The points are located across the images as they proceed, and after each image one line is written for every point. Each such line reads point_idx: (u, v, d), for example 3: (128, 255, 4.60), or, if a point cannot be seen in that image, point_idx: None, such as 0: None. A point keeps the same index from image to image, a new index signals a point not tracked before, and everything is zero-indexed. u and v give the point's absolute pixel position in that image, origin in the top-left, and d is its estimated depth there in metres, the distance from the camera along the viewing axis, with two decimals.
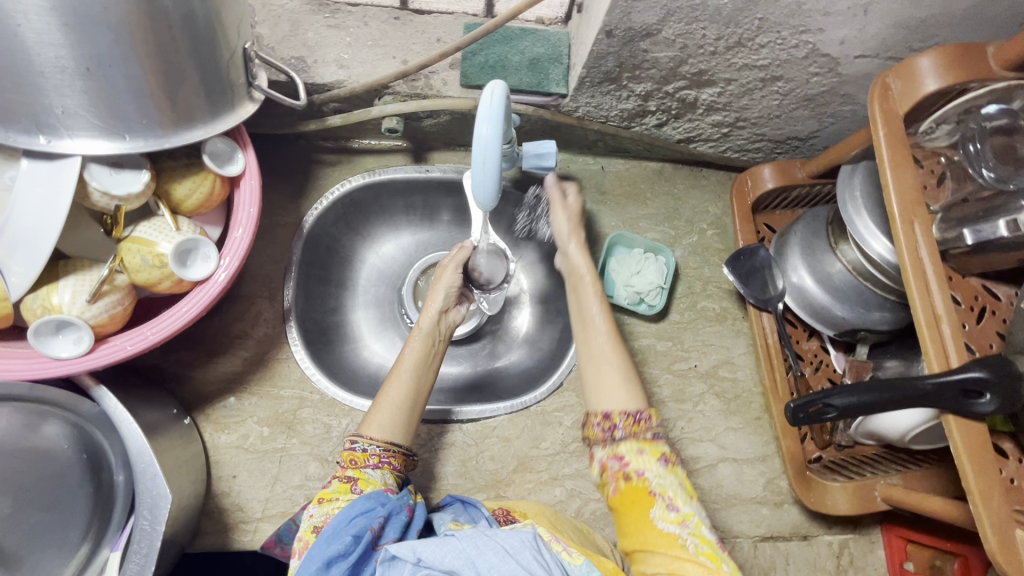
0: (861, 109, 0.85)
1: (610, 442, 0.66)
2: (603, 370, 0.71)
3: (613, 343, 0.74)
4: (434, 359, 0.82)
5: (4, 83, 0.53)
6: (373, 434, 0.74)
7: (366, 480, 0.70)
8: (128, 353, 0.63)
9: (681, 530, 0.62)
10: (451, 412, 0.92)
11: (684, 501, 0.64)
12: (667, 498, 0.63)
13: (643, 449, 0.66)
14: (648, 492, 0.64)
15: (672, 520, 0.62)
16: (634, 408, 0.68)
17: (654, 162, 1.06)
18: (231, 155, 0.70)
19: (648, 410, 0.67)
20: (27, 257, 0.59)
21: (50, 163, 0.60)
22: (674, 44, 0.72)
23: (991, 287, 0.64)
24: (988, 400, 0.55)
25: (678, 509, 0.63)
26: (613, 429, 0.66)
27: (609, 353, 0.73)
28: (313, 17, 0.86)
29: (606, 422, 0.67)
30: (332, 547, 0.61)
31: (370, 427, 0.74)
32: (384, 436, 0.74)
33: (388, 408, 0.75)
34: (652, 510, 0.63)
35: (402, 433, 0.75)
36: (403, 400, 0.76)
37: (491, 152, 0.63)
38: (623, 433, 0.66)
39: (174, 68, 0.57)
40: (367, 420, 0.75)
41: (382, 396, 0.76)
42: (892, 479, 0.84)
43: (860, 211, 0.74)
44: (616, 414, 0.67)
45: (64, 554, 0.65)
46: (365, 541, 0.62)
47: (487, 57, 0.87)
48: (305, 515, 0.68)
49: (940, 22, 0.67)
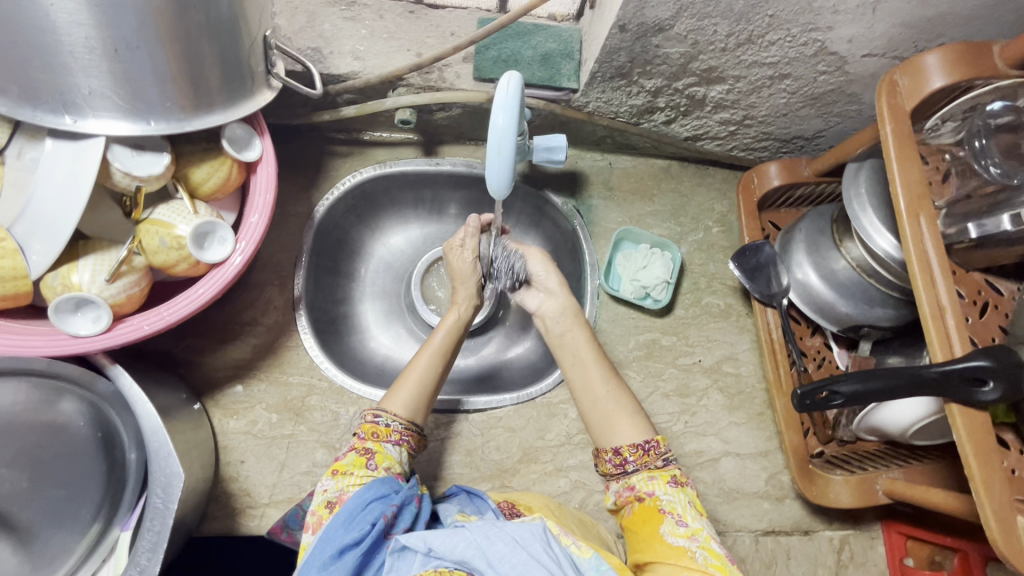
0: (866, 108, 0.87)
1: (622, 476, 0.75)
2: (610, 408, 0.79)
3: (607, 375, 0.81)
4: (459, 345, 0.85)
5: (33, 62, 0.54)
6: (396, 410, 0.76)
7: (384, 455, 0.72)
8: (145, 332, 0.65)
9: (689, 543, 0.67)
10: (460, 402, 0.93)
11: (692, 518, 0.70)
12: (677, 514, 0.70)
13: (653, 475, 0.74)
14: (658, 509, 0.71)
15: (682, 534, 0.68)
16: (641, 439, 0.76)
17: (661, 159, 1.07)
18: (248, 141, 0.72)
19: (656, 438, 0.76)
20: (50, 235, 0.60)
21: (75, 144, 0.61)
22: (685, 40, 0.74)
23: (994, 283, 0.65)
24: (991, 388, 0.55)
25: (687, 524, 0.69)
26: (624, 464, 0.75)
27: (613, 392, 0.80)
28: (330, 9, 0.87)
29: (617, 458, 0.75)
30: (349, 534, 0.62)
31: (394, 405, 0.76)
32: (407, 414, 0.76)
33: (413, 387, 0.77)
34: (662, 526, 0.69)
35: (421, 414, 0.78)
36: (429, 381, 0.78)
37: (506, 141, 0.64)
38: (634, 465, 0.75)
39: (197, 52, 0.59)
40: (392, 396, 0.76)
41: (408, 375, 0.78)
42: (893, 473, 0.84)
43: (866, 208, 0.75)
44: (625, 449, 0.75)
45: (77, 531, 0.65)
46: (379, 529, 0.63)
47: (500, 51, 0.88)
48: (319, 489, 0.70)
49: (946, 22, 0.69)
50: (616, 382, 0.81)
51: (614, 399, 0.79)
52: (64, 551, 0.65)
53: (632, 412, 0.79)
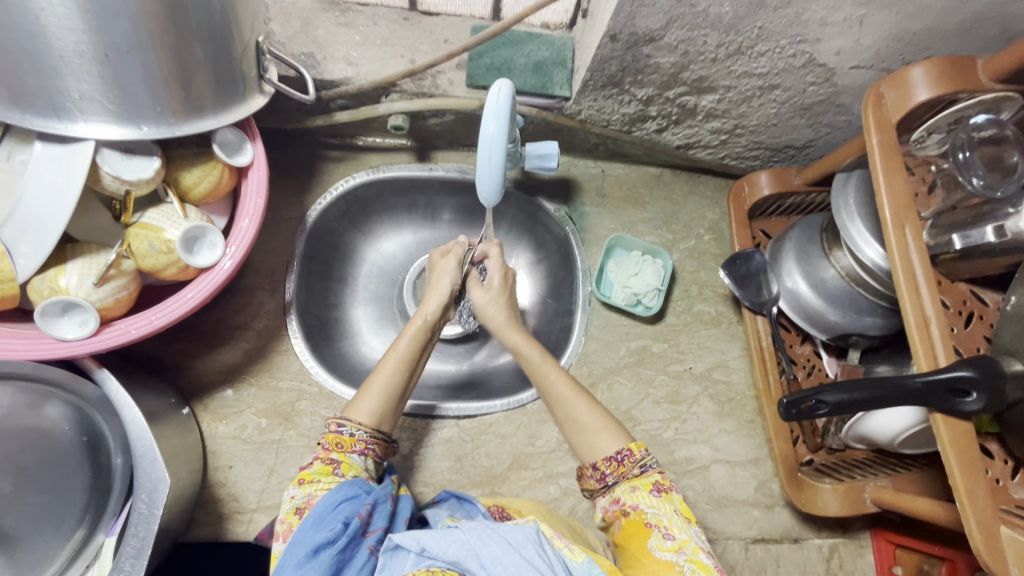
0: (855, 119, 0.87)
1: (608, 489, 0.75)
2: (580, 427, 0.78)
3: (575, 399, 0.80)
4: (426, 349, 0.83)
5: (23, 66, 0.54)
6: (362, 418, 0.75)
7: (350, 464, 0.72)
8: (132, 336, 0.64)
9: (677, 557, 0.65)
10: (435, 407, 0.93)
11: (679, 530, 0.68)
12: (664, 528, 0.68)
13: (635, 486, 0.72)
14: (644, 523, 0.69)
15: (669, 548, 0.66)
16: (615, 449, 0.75)
17: (653, 167, 1.08)
18: (240, 145, 0.72)
19: (630, 448, 0.75)
20: (37, 239, 0.60)
21: (64, 147, 0.61)
22: (676, 50, 0.74)
23: (979, 293, 0.66)
24: (974, 398, 0.56)
25: (673, 537, 0.67)
26: (603, 477, 0.75)
27: (580, 412, 0.78)
28: (324, 15, 0.88)
29: (596, 473, 0.75)
30: (321, 533, 0.62)
31: (359, 413, 0.75)
32: (372, 422, 0.75)
33: (380, 395, 0.76)
34: (649, 540, 0.68)
35: (388, 421, 0.77)
36: (394, 387, 0.77)
37: (496, 148, 0.65)
38: (613, 477, 0.74)
39: (188, 57, 0.59)
40: (355, 404, 0.75)
41: (373, 380, 0.77)
42: (881, 481, 0.84)
43: (854, 219, 0.76)
44: (601, 462, 0.75)
45: (60, 537, 0.65)
46: (353, 528, 0.63)
47: (493, 59, 0.89)
48: (287, 498, 0.68)
49: (932, 36, 0.69)
50: (584, 399, 0.80)
51: (578, 419, 0.78)
52: (47, 556, 0.64)
53: (603, 426, 0.77)
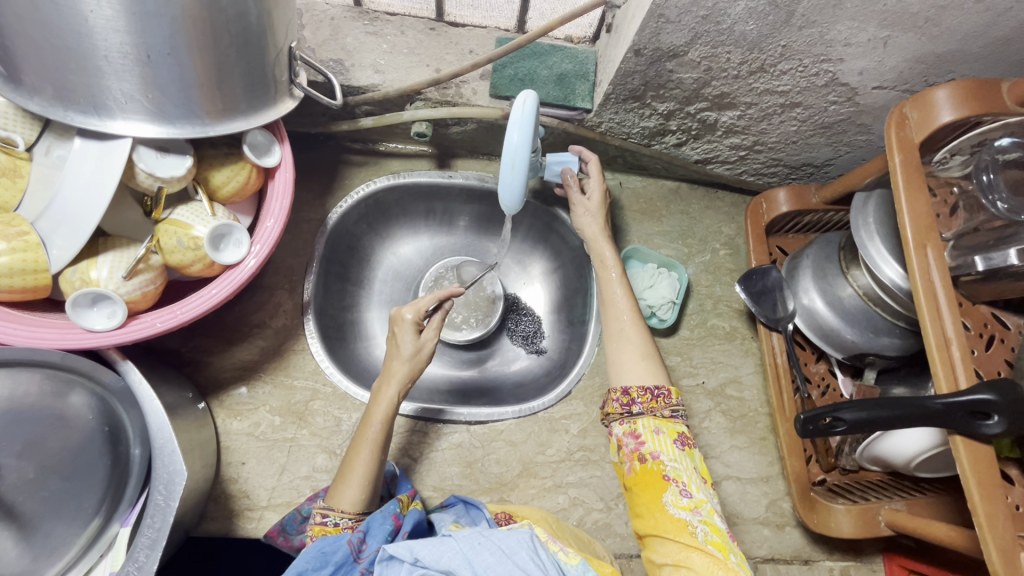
0: (875, 139, 0.88)
1: (627, 419, 0.75)
2: (625, 344, 0.81)
3: (631, 312, 0.85)
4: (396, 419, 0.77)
5: (69, 64, 0.56)
6: (345, 507, 0.70)
7: None
8: (158, 330, 0.66)
9: (691, 516, 0.68)
10: (445, 412, 0.93)
11: (697, 489, 0.70)
12: (682, 484, 0.70)
13: (660, 429, 0.73)
14: (662, 476, 0.70)
15: (684, 506, 0.68)
16: (652, 384, 0.76)
17: (670, 181, 1.09)
18: (268, 147, 0.74)
19: (667, 388, 0.76)
20: (71, 232, 0.62)
21: (102, 144, 0.63)
22: (699, 66, 0.75)
23: (1000, 316, 0.66)
24: (996, 421, 0.55)
25: (691, 496, 0.69)
26: (631, 404, 0.75)
27: (629, 331, 0.83)
28: (354, 23, 0.90)
29: (624, 397, 0.75)
30: (301, 562, 0.61)
31: (343, 502, 0.70)
32: (357, 509, 0.70)
33: (362, 480, 0.71)
34: (665, 495, 0.69)
35: (372, 501, 0.73)
36: (372, 472, 0.72)
37: (520, 156, 0.66)
38: (640, 407, 0.74)
39: (223, 61, 0.60)
40: (338, 493, 0.70)
41: (352, 468, 0.71)
42: (897, 504, 0.83)
43: (873, 237, 0.75)
44: (634, 389, 0.75)
45: (77, 527, 0.65)
46: (342, 556, 0.63)
47: (516, 70, 0.91)
48: None
49: (956, 59, 0.70)
50: (633, 318, 0.84)
51: (627, 335, 0.83)
52: (64, 543, 0.64)
53: (644, 353, 0.80)
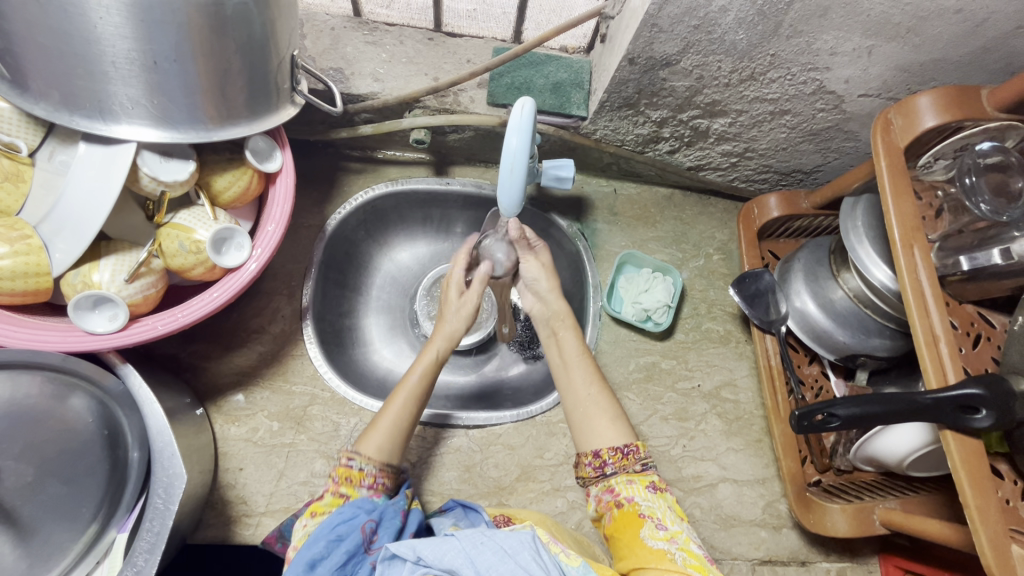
0: (861, 145, 0.91)
1: (602, 478, 0.77)
2: (592, 411, 0.81)
3: (593, 379, 0.85)
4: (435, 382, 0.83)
5: (76, 69, 0.57)
6: (369, 453, 0.74)
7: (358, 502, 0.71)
8: (159, 332, 0.66)
9: (669, 545, 0.67)
10: (452, 417, 0.93)
11: (672, 522, 0.71)
12: (657, 518, 0.71)
13: (632, 480, 0.75)
14: (638, 514, 0.71)
15: (661, 537, 0.68)
16: (622, 443, 0.78)
17: (664, 188, 1.11)
18: (269, 152, 0.75)
19: (636, 444, 0.77)
20: (75, 235, 0.63)
21: (107, 148, 0.64)
22: (691, 74, 0.77)
23: (986, 315, 0.67)
24: (984, 415, 0.57)
25: (666, 528, 0.70)
26: (603, 465, 0.77)
27: (595, 396, 0.83)
28: (354, 33, 0.92)
29: (596, 460, 0.77)
30: (316, 546, 0.62)
31: (368, 446, 0.74)
32: (380, 457, 0.74)
33: (388, 429, 0.76)
34: (642, 530, 0.69)
35: (393, 454, 0.76)
36: (399, 424, 0.77)
37: (519, 159, 0.68)
38: (613, 467, 0.76)
39: (227, 67, 0.62)
40: (365, 438, 0.75)
41: (382, 416, 0.77)
42: (890, 503, 0.85)
43: (862, 240, 0.77)
44: (604, 452, 0.77)
45: (76, 530, 0.65)
46: (356, 544, 0.63)
47: (513, 79, 0.92)
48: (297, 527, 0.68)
49: (938, 67, 0.73)
50: (599, 386, 0.84)
51: (597, 402, 0.82)
52: (60, 549, 0.64)
53: (615, 417, 0.81)
